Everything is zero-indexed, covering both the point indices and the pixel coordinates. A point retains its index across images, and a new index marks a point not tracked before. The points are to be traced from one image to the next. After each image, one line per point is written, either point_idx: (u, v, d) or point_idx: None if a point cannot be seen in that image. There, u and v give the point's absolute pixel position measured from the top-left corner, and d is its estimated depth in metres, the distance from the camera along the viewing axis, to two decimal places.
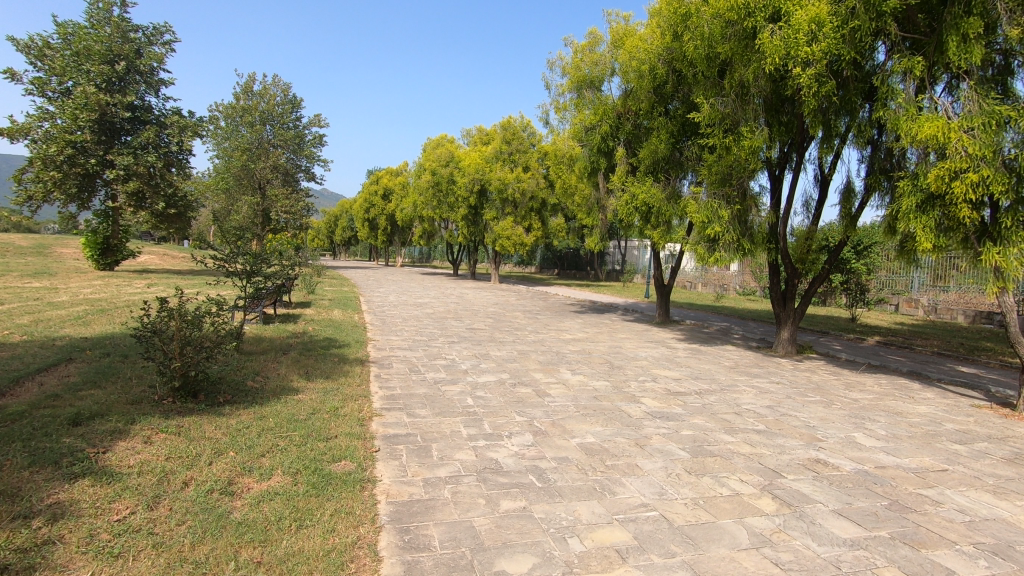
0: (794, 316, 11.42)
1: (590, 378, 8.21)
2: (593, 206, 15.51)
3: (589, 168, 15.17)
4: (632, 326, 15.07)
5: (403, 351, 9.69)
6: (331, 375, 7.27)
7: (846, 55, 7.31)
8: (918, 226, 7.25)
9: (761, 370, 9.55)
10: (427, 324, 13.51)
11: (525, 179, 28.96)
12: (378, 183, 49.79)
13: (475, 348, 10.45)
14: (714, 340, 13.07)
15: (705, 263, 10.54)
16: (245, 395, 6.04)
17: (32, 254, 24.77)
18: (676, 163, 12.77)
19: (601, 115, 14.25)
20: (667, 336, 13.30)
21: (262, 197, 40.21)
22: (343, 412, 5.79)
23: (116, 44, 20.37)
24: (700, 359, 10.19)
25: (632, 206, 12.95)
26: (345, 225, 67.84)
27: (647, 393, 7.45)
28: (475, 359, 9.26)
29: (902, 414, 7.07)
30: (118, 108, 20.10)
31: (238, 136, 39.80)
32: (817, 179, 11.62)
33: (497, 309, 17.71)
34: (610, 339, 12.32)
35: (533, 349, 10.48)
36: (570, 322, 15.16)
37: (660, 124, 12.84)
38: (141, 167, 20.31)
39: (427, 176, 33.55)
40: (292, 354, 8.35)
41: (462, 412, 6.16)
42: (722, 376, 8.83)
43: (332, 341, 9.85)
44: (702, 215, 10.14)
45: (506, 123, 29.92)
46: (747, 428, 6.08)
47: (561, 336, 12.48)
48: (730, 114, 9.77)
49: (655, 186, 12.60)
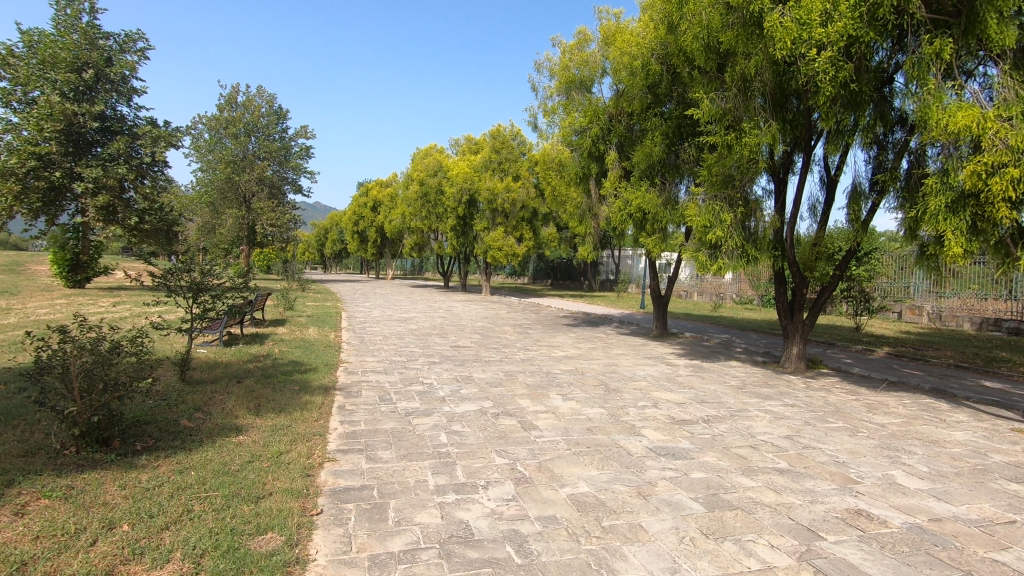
0: (802, 329, 10.56)
1: (583, 404, 7.28)
2: (585, 213, 14.73)
3: (580, 174, 14.38)
4: (627, 340, 14.18)
5: (377, 375, 8.74)
6: (285, 409, 6.30)
7: (865, 36, 6.57)
8: (947, 228, 6.40)
9: (772, 390, 8.66)
10: (409, 342, 12.57)
11: (515, 189, 28.17)
12: (368, 195, 48.91)
13: (457, 369, 9.50)
14: (716, 355, 12.18)
15: (706, 272, 9.63)
16: (172, 439, 5.07)
17: (3, 271, 23.78)
18: (672, 167, 12.04)
19: (591, 117, 13.50)
20: (666, 351, 12.43)
21: (247, 211, 39.33)
22: (287, 459, 4.84)
23: (83, 52, 19.45)
24: (705, 379, 9.28)
25: (626, 212, 12.17)
26: (334, 238, 66.85)
27: (648, 423, 6.52)
28: (455, 384, 8.32)
29: (938, 443, 6.19)
30: (86, 118, 19.14)
31: (222, 148, 38.88)
32: (823, 181, 10.89)
33: (485, 324, 16.79)
34: (604, 356, 11.42)
35: (521, 370, 9.55)
36: (562, 336, 14.27)
37: (655, 126, 12.11)
38: (111, 179, 19.30)
39: (415, 187, 32.81)
40: (246, 383, 7.39)
41: (431, 454, 5.22)
42: (730, 399, 7.92)
43: (297, 365, 8.87)
44: (703, 218, 9.31)
45: (495, 131, 29.15)
46: (768, 467, 5.18)
47: (552, 353, 11.57)
48: (732, 109, 9.03)
49: (651, 191, 11.80)
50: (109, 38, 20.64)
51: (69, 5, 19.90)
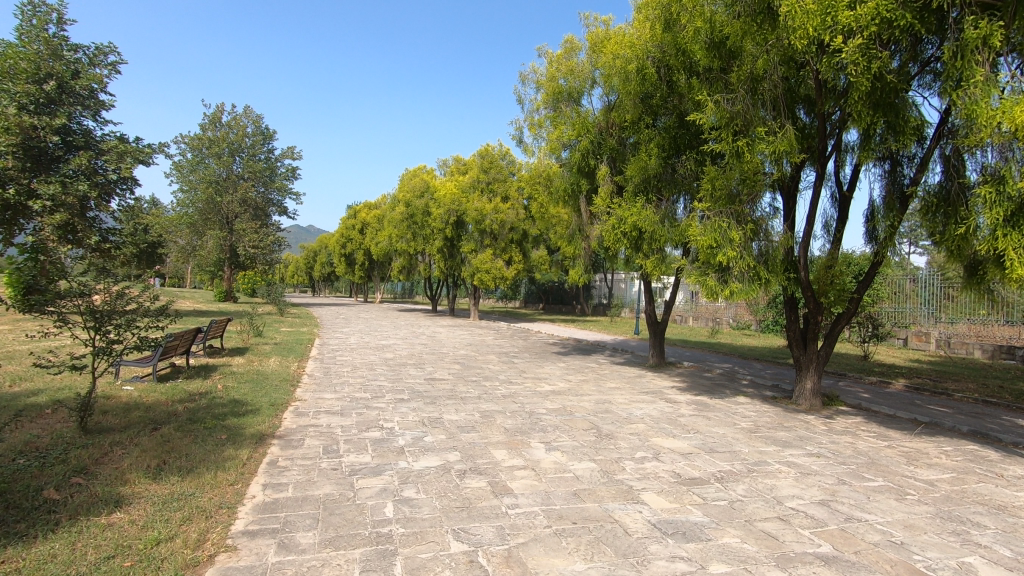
0: (817, 361, 9.40)
1: (569, 457, 6.02)
2: (574, 232, 13.67)
3: (569, 191, 13.35)
4: (621, 370, 12.99)
5: (329, 417, 7.46)
6: (196, 469, 5.03)
7: (903, 19, 5.61)
8: (1009, 246, 5.50)
9: (789, 435, 7.43)
10: (379, 374, 11.29)
11: (504, 210, 27.16)
12: (356, 217, 47.85)
13: (425, 409, 8.23)
14: (720, 389, 10.98)
15: (715, 297, 8.53)
16: (15, 522, 3.78)
17: None
18: (669, 182, 11.07)
19: (581, 130, 12.55)
20: (664, 384, 11.22)
21: (229, 232, 38.30)
22: (165, 552, 3.56)
23: (46, 63, 18.48)
24: (710, 420, 8.06)
25: (619, 231, 11.07)
26: (323, 260, 65.49)
27: (649, 484, 5.28)
28: (420, 429, 7.05)
29: (1008, 511, 4.99)
30: (45, 132, 18.08)
31: (204, 168, 37.84)
32: (834, 198, 9.97)
33: (468, 352, 15.53)
34: (596, 391, 10.19)
35: (500, 410, 8.30)
36: (551, 367, 13.05)
37: (649, 137, 11.26)
38: (71, 197, 18.17)
39: (401, 208, 31.86)
40: (162, 431, 6.10)
41: (366, 539, 3.95)
42: (744, 448, 6.69)
43: (236, 404, 7.59)
44: (708, 237, 8.25)
45: (484, 150, 28.20)
46: (807, 554, 3.96)
47: (537, 387, 10.32)
48: (741, 112, 7.99)
49: (647, 207, 10.77)
50: (77, 51, 19.74)
51: (36, 15, 19.00)
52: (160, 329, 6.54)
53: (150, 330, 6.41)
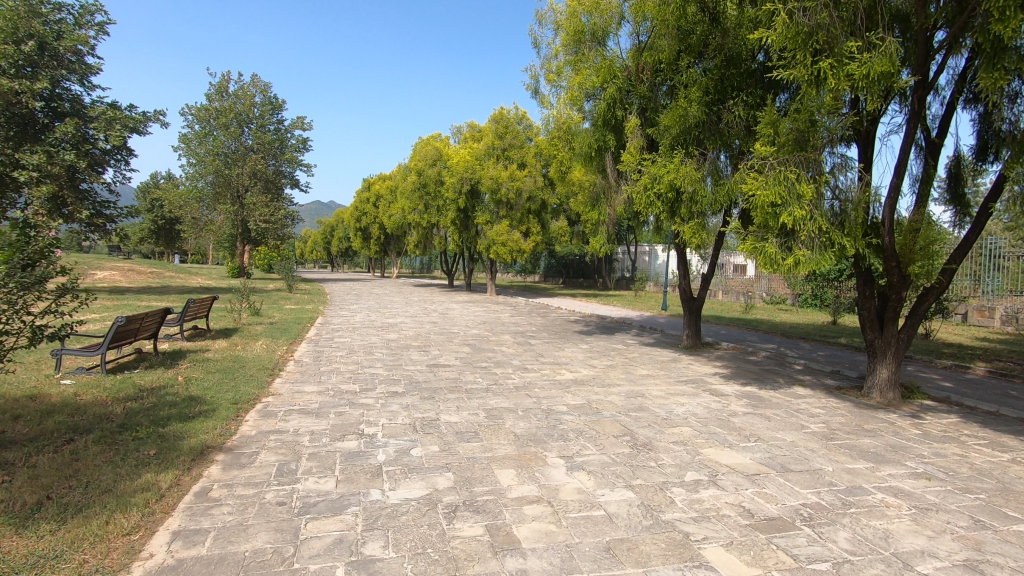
0: (897, 346, 7.71)
1: (598, 482, 4.53)
2: (598, 196, 11.93)
3: (593, 149, 11.59)
4: (652, 353, 11.42)
5: (300, 420, 6.08)
6: (86, 510, 3.67)
7: None
8: None
9: (878, 443, 5.82)
10: (375, 360, 9.93)
11: (520, 177, 25.42)
12: (370, 189, 46.42)
13: (420, 406, 6.81)
14: (771, 377, 9.38)
15: (774, 268, 6.87)
16: None
17: None
18: (713, 132, 9.37)
19: (606, 76, 10.74)
20: (704, 371, 9.63)
21: (240, 207, 37.37)
22: None
23: (26, 22, 17.16)
24: (770, 422, 6.48)
25: (651, 191, 9.42)
26: (340, 235, 64.41)
27: (711, 530, 3.76)
28: (408, 436, 5.64)
29: None
30: (27, 97, 16.84)
31: (212, 140, 36.62)
32: (920, 149, 8.16)
33: (481, 332, 14.10)
34: (625, 380, 8.69)
35: (510, 407, 6.83)
36: (572, 349, 11.55)
37: (691, 81, 9.58)
38: (58, 167, 17.12)
39: (413, 178, 30.40)
40: (74, 447, 4.76)
41: None
42: (826, 465, 5.12)
43: (190, 403, 6.26)
44: (771, 193, 6.67)
45: (498, 114, 26.27)
46: None
47: (557, 376, 8.85)
48: (823, 26, 6.22)
49: (687, 161, 9.14)
50: (62, 10, 18.40)
51: None
52: (61, 320, 4.95)
53: (45, 319, 4.82)
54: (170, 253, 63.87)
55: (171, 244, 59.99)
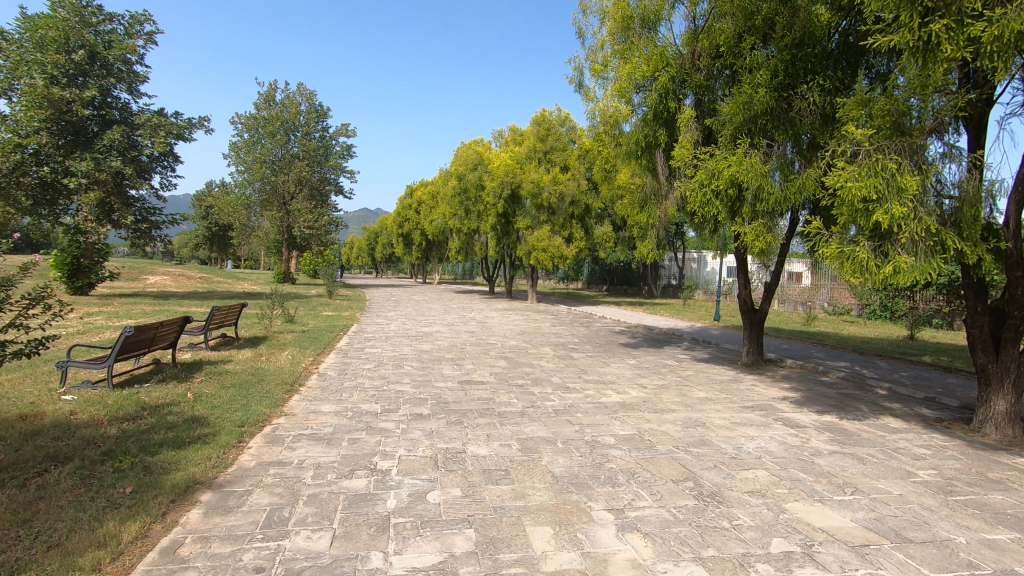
0: (1017, 373, 6.35)
1: (659, 552, 3.55)
2: (648, 197, 10.86)
3: (642, 145, 10.57)
4: (707, 371, 10.24)
5: (308, 448, 5.33)
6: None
7: None
8: None
9: (1017, 502, 4.57)
10: (403, 375, 9.18)
11: (563, 181, 24.44)
12: (413, 196, 46.44)
13: (445, 433, 5.96)
14: (852, 403, 8.07)
15: (866, 277, 5.66)
16: None
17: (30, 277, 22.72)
18: (784, 120, 8.19)
19: (657, 64, 9.74)
20: (772, 395, 8.40)
21: (286, 213, 37.87)
22: None
23: (77, 32, 17.55)
24: (867, 466, 5.29)
25: (709, 189, 8.36)
26: (384, 242, 65.10)
27: None
28: (426, 474, 4.79)
29: None
30: (77, 105, 17.19)
31: (259, 147, 37.32)
32: None
33: (519, 344, 13.21)
34: (680, 404, 7.60)
35: (548, 437, 5.89)
36: (617, 365, 10.50)
37: (757, 64, 8.46)
38: (104, 173, 17.39)
39: (454, 182, 29.97)
40: (43, 481, 4.15)
41: None
42: (956, 535, 3.95)
43: (190, 425, 5.61)
44: (865, 185, 5.52)
45: (540, 117, 25.43)
46: None
47: (602, 398, 7.85)
48: None
49: (752, 153, 8.04)
50: (113, 20, 18.76)
51: None
52: (26, 336, 4.23)
53: (10, 334, 4.10)
54: (223, 258, 66.00)
55: (224, 250, 62.09)
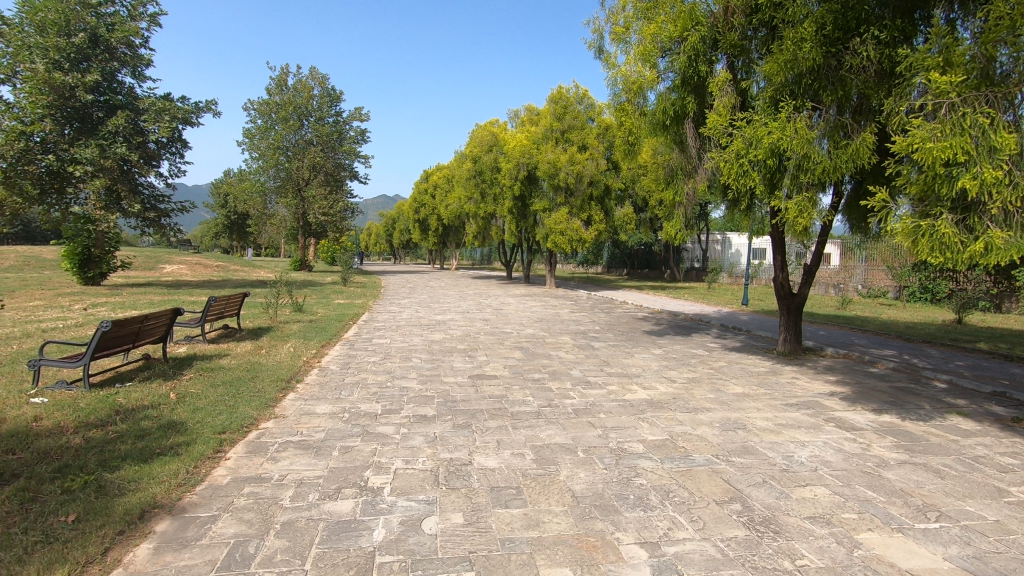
0: None
1: None
2: (675, 172, 9.98)
3: (669, 116, 9.62)
4: (742, 362, 9.37)
5: (292, 461, 4.67)
6: None
7: None
8: None
9: None
10: (411, 368, 8.50)
11: (581, 161, 23.38)
12: (429, 180, 45.76)
13: (450, 440, 5.25)
14: (910, 399, 7.16)
15: (945, 257, 4.76)
16: None
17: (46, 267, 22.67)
18: (833, 80, 7.20)
19: (685, 25, 8.77)
20: (818, 390, 7.52)
21: (301, 199, 37.53)
22: None
23: (78, 14, 17.00)
24: (948, 483, 4.43)
25: (747, 159, 7.47)
26: (401, 228, 64.72)
27: None
28: (424, 494, 4.08)
29: None
30: (80, 90, 16.72)
31: (273, 134, 36.91)
32: None
33: (537, 332, 12.46)
34: (716, 401, 6.79)
35: (567, 445, 5.14)
36: (642, 356, 9.69)
37: (801, 17, 7.42)
38: (110, 160, 17.01)
39: (469, 165, 29.14)
40: None
41: None
42: None
43: (162, 433, 4.98)
44: (948, 146, 4.60)
45: (556, 94, 24.33)
46: None
47: (627, 394, 7.07)
48: None
49: (797, 118, 7.10)
50: (114, 2, 18.21)
51: None
52: None
53: None
54: (243, 246, 66.39)
55: (244, 238, 62.38)
